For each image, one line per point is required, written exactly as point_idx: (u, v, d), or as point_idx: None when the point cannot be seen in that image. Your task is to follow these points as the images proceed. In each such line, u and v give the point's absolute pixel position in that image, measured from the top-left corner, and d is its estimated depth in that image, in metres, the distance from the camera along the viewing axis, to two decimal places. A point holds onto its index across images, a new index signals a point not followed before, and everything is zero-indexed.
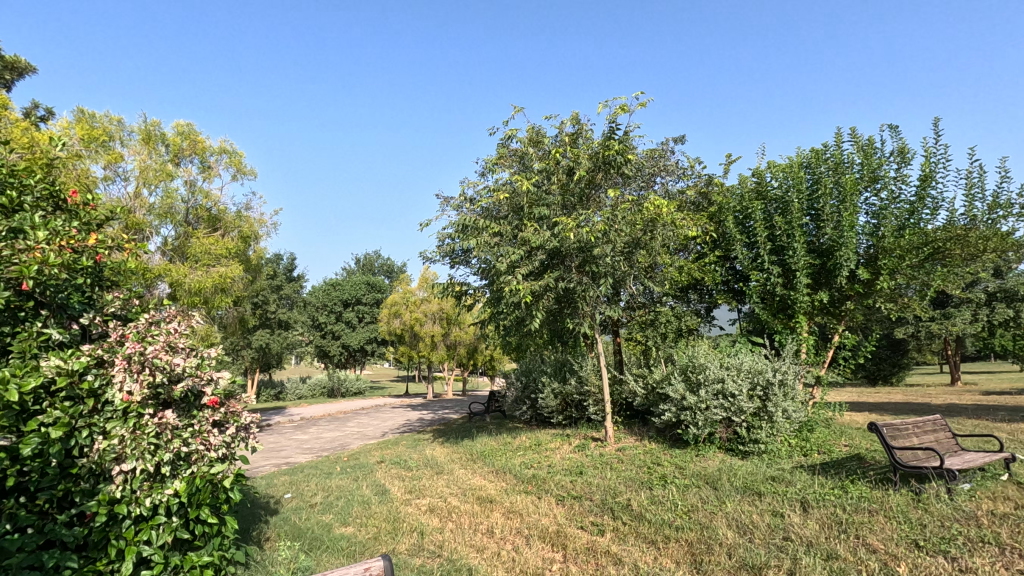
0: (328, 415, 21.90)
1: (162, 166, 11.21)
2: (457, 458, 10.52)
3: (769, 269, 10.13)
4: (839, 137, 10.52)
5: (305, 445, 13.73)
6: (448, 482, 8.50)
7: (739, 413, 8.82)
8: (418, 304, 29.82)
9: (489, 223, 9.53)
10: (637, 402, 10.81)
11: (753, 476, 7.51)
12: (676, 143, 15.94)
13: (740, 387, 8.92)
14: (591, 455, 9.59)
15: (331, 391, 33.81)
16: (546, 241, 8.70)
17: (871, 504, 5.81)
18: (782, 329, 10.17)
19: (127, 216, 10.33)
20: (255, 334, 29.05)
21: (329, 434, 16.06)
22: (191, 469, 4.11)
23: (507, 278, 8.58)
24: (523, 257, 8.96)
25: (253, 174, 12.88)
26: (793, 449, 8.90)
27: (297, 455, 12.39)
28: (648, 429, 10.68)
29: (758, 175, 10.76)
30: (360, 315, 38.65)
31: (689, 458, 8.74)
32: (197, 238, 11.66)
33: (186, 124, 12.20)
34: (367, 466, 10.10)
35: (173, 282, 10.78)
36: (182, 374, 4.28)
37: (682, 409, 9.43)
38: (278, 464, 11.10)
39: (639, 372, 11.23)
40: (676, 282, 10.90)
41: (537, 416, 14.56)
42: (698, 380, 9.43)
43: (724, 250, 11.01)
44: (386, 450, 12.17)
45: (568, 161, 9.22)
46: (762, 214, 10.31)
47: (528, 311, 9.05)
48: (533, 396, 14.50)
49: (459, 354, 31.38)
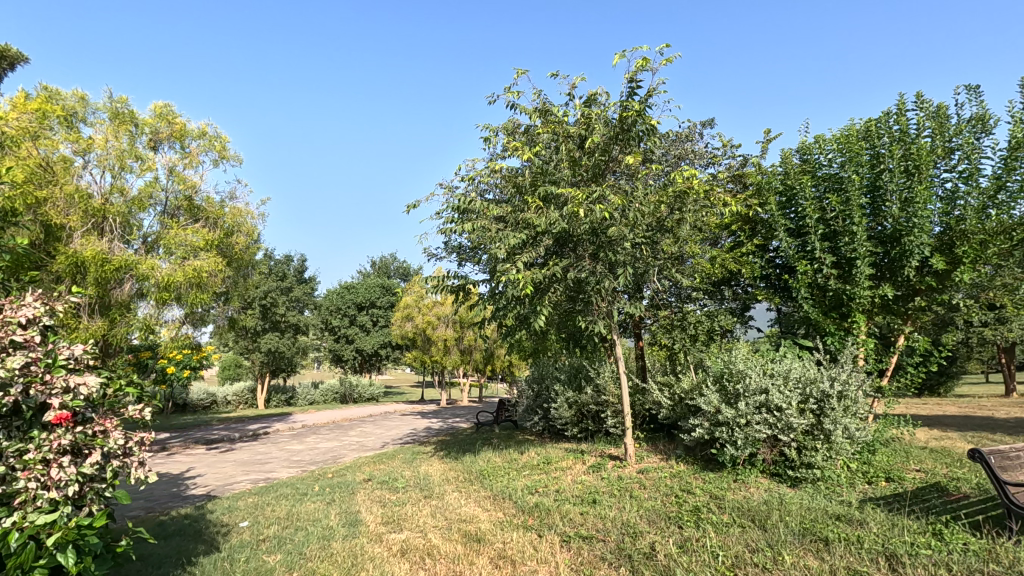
0: (333, 422, 20.81)
1: (131, 147, 10.15)
2: (454, 478, 9.17)
3: (819, 259, 8.57)
4: (903, 102, 8.90)
5: (295, 457, 12.57)
6: (436, 509, 7.17)
7: (788, 431, 7.25)
8: (431, 306, 28.62)
9: (487, 204, 8.19)
10: (662, 415, 9.34)
11: (810, 512, 5.96)
12: (706, 126, 14.40)
13: (789, 399, 7.33)
14: (608, 477, 8.15)
15: (343, 397, 32.92)
16: (553, 224, 7.30)
17: (990, 565, 4.24)
18: (835, 331, 8.56)
19: (89, 203, 9.34)
20: (264, 337, 28.19)
21: (325, 444, 14.87)
22: (11, 518, 2.86)
23: (506, 266, 7.22)
24: (525, 242, 7.58)
25: (240, 160, 11.81)
26: (854, 476, 7.33)
27: (282, 468, 11.21)
28: (675, 446, 9.19)
29: (804, 150, 9.21)
30: (374, 319, 37.69)
31: (727, 485, 7.20)
32: (174, 228, 10.64)
33: (165, 104, 11.16)
34: (349, 486, 8.81)
35: (140, 277, 9.74)
36: (13, 381, 3.04)
37: (717, 425, 7.91)
38: (254, 481, 9.88)
39: (664, 380, 9.72)
40: (708, 276, 9.40)
41: (550, 428, 13.21)
42: (735, 391, 7.87)
43: (764, 238, 9.47)
44: (378, 465, 10.89)
45: (579, 130, 7.80)
46: (811, 194, 8.75)
47: (531, 308, 7.66)
48: (546, 405, 13.13)
49: (473, 358, 30.07)
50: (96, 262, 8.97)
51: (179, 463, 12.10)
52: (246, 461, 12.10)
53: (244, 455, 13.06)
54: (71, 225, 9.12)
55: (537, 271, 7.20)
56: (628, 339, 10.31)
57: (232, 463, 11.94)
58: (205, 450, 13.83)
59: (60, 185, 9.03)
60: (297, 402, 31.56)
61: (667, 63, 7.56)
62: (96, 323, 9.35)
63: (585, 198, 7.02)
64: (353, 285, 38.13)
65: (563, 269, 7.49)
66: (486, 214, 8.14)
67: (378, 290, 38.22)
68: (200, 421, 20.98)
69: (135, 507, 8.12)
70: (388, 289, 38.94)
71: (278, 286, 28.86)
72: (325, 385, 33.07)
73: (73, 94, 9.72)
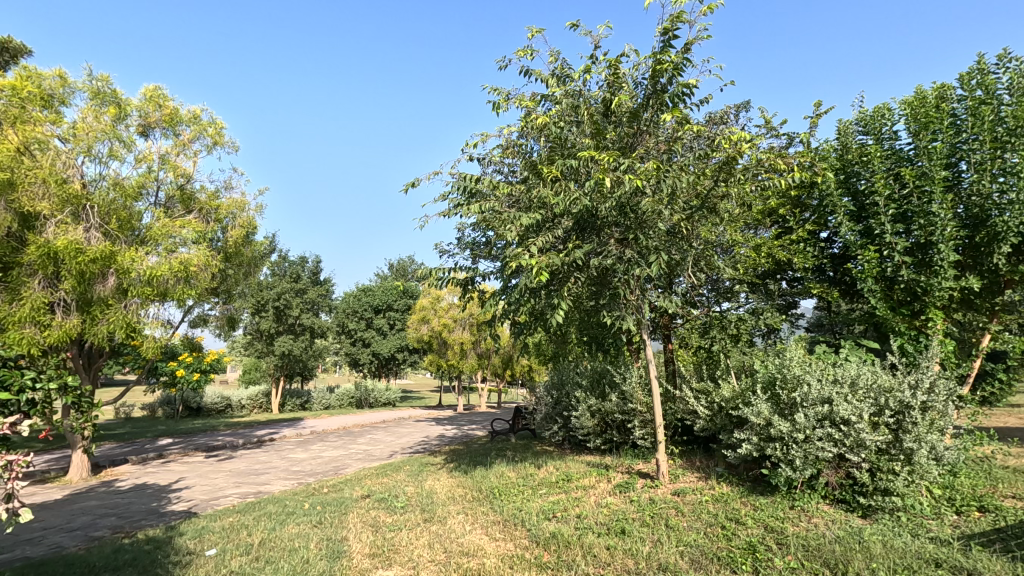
0: (344, 428, 19.91)
1: (114, 130, 9.36)
2: (461, 496, 8.08)
3: (889, 245, 7.30)
4: (989, 61, 7.58)
5: (294, 468, 11.65)
6: (434, 537, 6.10)
7: (858, 450, 6.00)
8: (448, 309, 27.73)
9: (498, 183, 7.12)
10: (698, 427, 8.18)
11: (900, 555, 4.71)
12: (740, 108, 13.13)
13: (860, 411, 6.08)
14: (637, 500, 7.00)
15: (359, 401, 32.21)
16: (573, 203, 6.21)
17: None
18: (907, 330, 7.29)
19: (67, 188, 8.52)
20: (277, 340, 27.48)
21: (330, 453, 13.95)
22: None
23: (518, 251, 6.15)
24: (541, 224, 6.50)
25: (236, 147, 11.02)
26: (941, 504, 6.04)
27: (277, 481, 10.28)
28: (715, 462, 8.00)
29: (869, 120, 7.95)
30: (391, 322, 36.91)
31: (783, 515, 5.99)
32: (161, 219, 9.86)
33: (156, 88, 10.44)
34: (344, 504, 7.80)
35: (120, 271, 8.91)
36: None
37: (768, 441, 6.69)
38: (243, 495, 8.95)
39: (700, 387, 8.53)
40: (752, 267, 8.20)
41: (571, 438, 12.12)
42: (791, 400, 6.64)
43: (818, 223, 8.23)
44: (379, 479, 9.87)
45: (605, 92, 6.68)
46: (879, 169, 7.47)
47: (549, 303, 6.57)
48: (566, 413, 12.04)
49: (492, 363, 29.03)
50: (71, 252, 8.16)
51: (171, 473, 11.26)
52: (241, 471, 11.22)
53: (241, 464, 12.19)
54: (45, 213, 8.34)
55: (555, 258, 6.11)
56: (659, 340, 9.15)
57: (226, 473, 11.06)
58: (203, 458, 13.02)
59: (34, 170, 8.26)
60: (312, 407, 30.85)
61: (710, 12, 6.42)
62: (72, 321, 8.55)
63: (613, 170, 5.92)
64: (370, 288, 37.51)
65: (586, 256, 6.38)
66: (497, 194, 7.09)
67: (395, 293, 37.48)
68: (208, 425, 20.30)
69: (103, 526, 7.22)
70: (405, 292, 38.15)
71: (293, 287, 28.15)
72: (341, 389, 32.36)
73: (51, 73, 8.97)
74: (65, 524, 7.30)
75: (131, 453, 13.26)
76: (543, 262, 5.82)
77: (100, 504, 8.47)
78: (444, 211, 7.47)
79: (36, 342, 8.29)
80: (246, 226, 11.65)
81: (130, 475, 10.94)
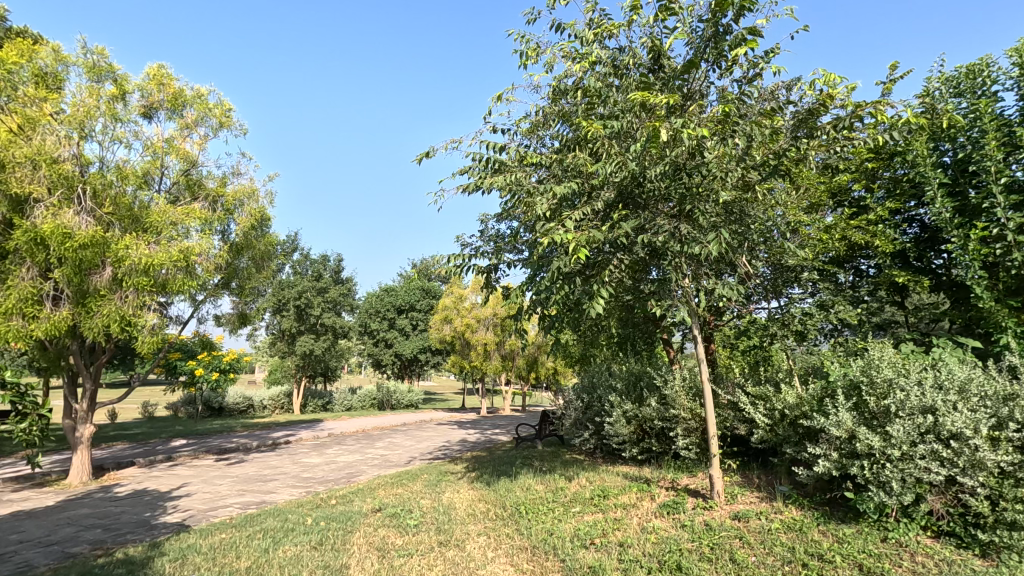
0: (363, 431, 19.18)
1: (111, 109, 8.72)
2: (483, 512, 7.10)
3: (997, 224, 6.09)
4: None
5: (304, 474, 10.85)
6: (449, 567, 5.14)
7: (974, 472, 4.81)
8: (471, 309, 26.89)
9: (527, 153, 6.15)
10: (756, 438, 7.08)
11: None
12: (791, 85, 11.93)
13: (974, 423, 4.90)
14: (690, 523, 5.92)
15: (381, 403, 31.61)
16: (616, 169, 5.20)
17: None
18: (1019, 326, 6.04)
19: (58, 167, 7.84)
20: (299, 339, 27.02)
21: (345, 458, 13.16)
22: None
23: (551, 225, 5.16)
24: (577, 197, 5.51)
25: (243, 128, 10.42)
26: None
27: (284, 489, 9.48)
28: (777, 480, 6.86)
29: (968, 78, 6.74)
30: (414, 322, 36.16)
31: (878, 550, 4.84)
32: (162, 203, 9.18)
33: (159, 66, 9.86)
34: (351, 520, 6.90)
35: (114, 260, 8.17)
36: None
37: (851, 457, 5.54)
38: (244, 505, 8.13)
39: (758, 391, 7.40)
40: (820, 253, 7.04)
41: (604, 446, 11.08)
42: (881, 408, 5.47)
43: (903, 200, 7.14)
44: (393, 490, 8.97)
45: (653, 41, 5.67)
46: (983, 133, 6.36)
47: (587, 289, 5.57)
48: (599, 419, 11.01)
49: (516, 365, 28.02)
50: (58, 237, 7.47)
51: (174, 478, 10.57)
52: (248, 477, 10.46)
53: (251, 469, 11.46)
54: (35, 196, 7.68)
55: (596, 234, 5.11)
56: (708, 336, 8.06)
57: (232, 479, 10.31)
58: (213, 462, 12.35)
59: (23, 148, 7.61)
60: (334, 408, 30.30)
61: None
62: (62, 312, 7.86)
63: (667, 125, 4.90)
64: (393, 288, 36.98)
65: (632, 233, 5.36)
66: (525, 165, 6.12)
67: (419, 293, 36.81)
68: (226, 426, 19.78)
69: (82, 541, 6.50)
70: (428, 292, 37.49)
71: (314, 285, 27.62)
72: (363, 390, 31.74)
73: (45, 47, 8.35)
74: (42, 538, 6.61)
75: (139, 455, 12.66)
76: (583, 238, 4.82)
77: (91, 512, 7.77)
78: (464, 185, 6.55)
79: (25, 334, 7.69)
80: (256, 214, 10.96)
81: (133, 479, 10.30)
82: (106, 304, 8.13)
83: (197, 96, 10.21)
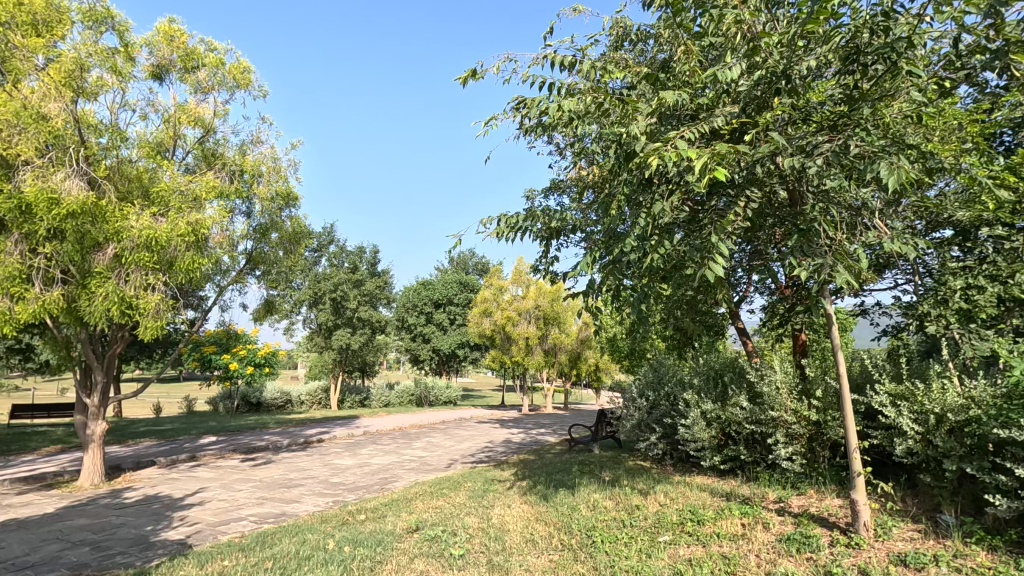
0: (401, 429, 18.07)
1: (112, 61, 7.66)
2: (544, 539, 5.65)
3: None
4: None
5: (334, 480, 9.65)
6: None
7: None
8: (512, 301, 25.54)
9: (608, 69, 4.64)
10: (904, 450, 5.38)
11: None
12: None
13: None
14: (839, 570, 4.29)
15: (419, 400, 30.68)
16: (746, 67, 3.65)
17: None
18: None
19: (47, 124, 6.79)
20: (335, 333, 26.23)
21: (380, 460, 11.97)
22: None
23: (652, 146, 3.65)
24: (681, 115, 3.99)
25: (263, 89, 9.30)
26: None
27: (310, 497, 8.26)
28: (939, 509, 5.12)
29: None
30: (452, 317, 35.03)
31: None
32: (170, 170, 8.12)
33: (168, 18, 8.80)
34: (381, 545, 5.57)
35: (114, 232, 7.11)
36: None
37: None
38: (260, 519, 6.94)
39: (900, 387, 5.71)
40: (995, 205, 5.27)
41: (675, 452, 9.50)
42: None
43: None
44: (433, 502, 7.63)
45: None
46: None
47: (697, 243, 4.00)
48: (670, 420, 9.44)
49: (559, 361, 26.47)
50: (43, 204, 6.43)
51: (193, 481, 9.54)
52: (272, 482, 9.33)
53: (276, 472, 10.34)
54: (21, 157, 6.65)
55: (718, 155, 3.56)
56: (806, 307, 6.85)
57: (254, 484, 9.19)
58: (238, 462, 11.32)
59: (7, 102, 6.59)
60: (371, 404, 29.47)
61: None
62: (51, 293, 6.81)
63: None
64: (431, 281, 36.02)
65: (761, 160, 3.80)
66: (604, 86, 4.63)
67: (457, 286, 35.74)
68: (259, 423, 18.95)
69: (62, 564, 5.37)
70: (467, 286, 36.34)
71: (350, 277, 26.69)
72: (400, 386, 30.80)
73: None
74: (17, 558, 5.53)
75: (160, 454, 11.73)
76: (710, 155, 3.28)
77: (87, 524, 6.71)
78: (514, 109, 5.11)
79: (12, 317, 6.71)
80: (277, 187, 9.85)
81: (149, 481, 9.31)
82: (102, 284, 7.02)
83: (211, 52, 9.11)
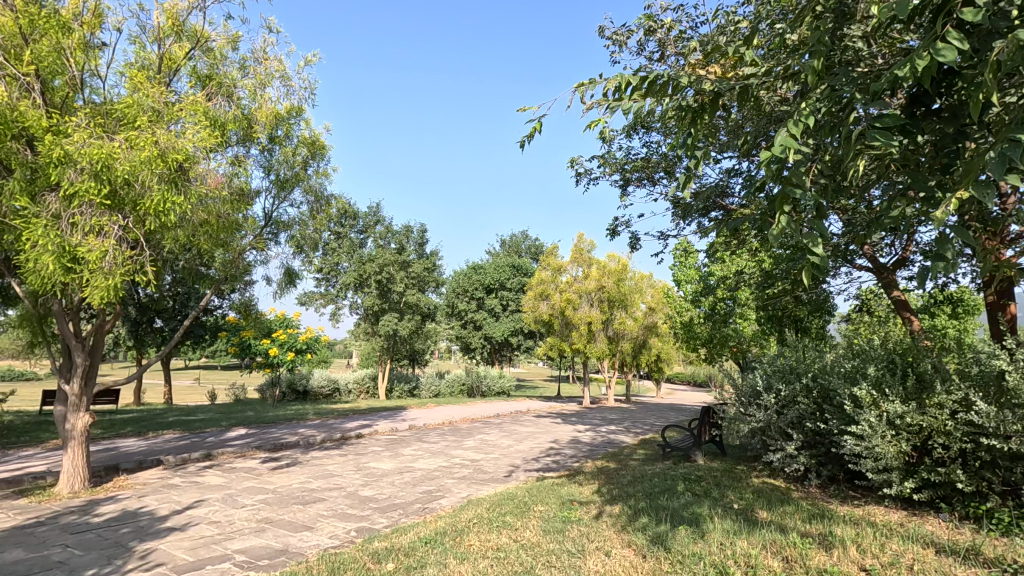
0: (450, 424, 15.93)
1: None
2: None
3: None
4: None
5: (362, 493, 7.51)
6: None
7: None
8: (571, 283, 22.89)
9: None
10: None
11: None
12: None
13: None
14: None
15: (470, 390, 28.64)
16: None
17: None
18: None
19: None
20: (381, 319, 24.48)
21: (424, 463, 9.80)
22: None
23: None
24: None
25: None
26: None
27: (327, 522, 6.11)
28: None
29: None
30: (504, 302, 32.87)
31: None
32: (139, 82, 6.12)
33: None
34: None
35: (47, 152, 5.19)
36: None
37: None
38: (247, 564, 4.79)
39: None
40: None
41: (826, 471, 6.81)
42: None
43: None
44: (492, 540, 5.29)
45: None
46: None
47: None
48: (821, 427, 6.74)
49: (622, 349, 23.82)
50: None
51: (193, 489, 7.63)
52: (287, 495, 7.28)
53: (297, 479, 8.33)
54: None
55: None
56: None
57: (264, 498, 7.17)
58: (257, 464, 9.41)
59: None
60: (420, 394, 27.70)
61: None
62: None
63: None
64: (482, 265, 33.84)
65: None
66: None
67: (509, 271, 33.38)
68: (298, 414, 17.27)
69: None
70: (519, 269, 33.94)
71: (396, 258, 24.75)
72: (450, 375, 28.86)
73: None
74: None
75: (174, 451, 10.00)
76: None
77: (10, 563, 4.76)
78: None
79: None
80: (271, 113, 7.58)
81: (142, 489, 7.47)
82: (37, 228, 5.11)
83: None
